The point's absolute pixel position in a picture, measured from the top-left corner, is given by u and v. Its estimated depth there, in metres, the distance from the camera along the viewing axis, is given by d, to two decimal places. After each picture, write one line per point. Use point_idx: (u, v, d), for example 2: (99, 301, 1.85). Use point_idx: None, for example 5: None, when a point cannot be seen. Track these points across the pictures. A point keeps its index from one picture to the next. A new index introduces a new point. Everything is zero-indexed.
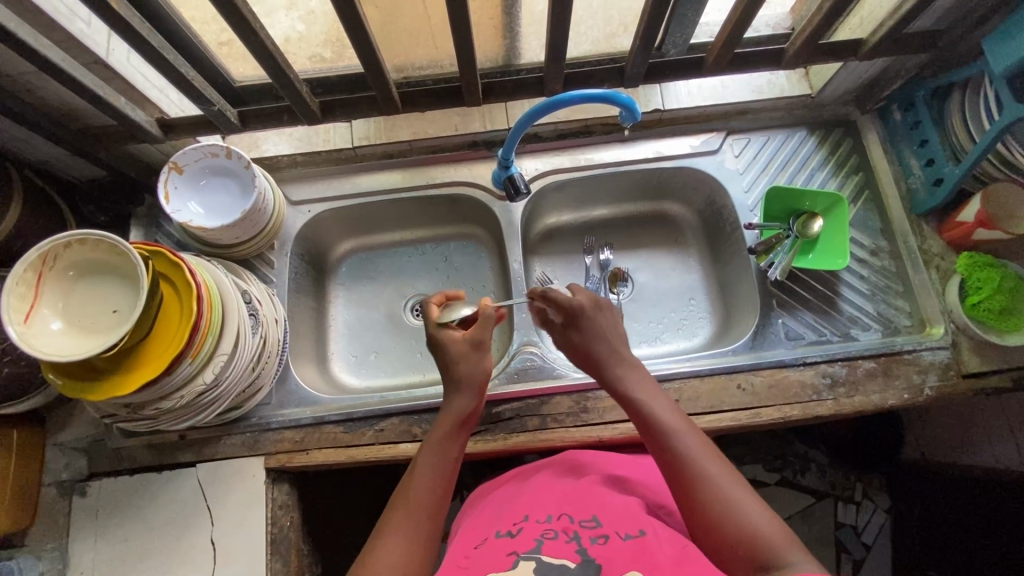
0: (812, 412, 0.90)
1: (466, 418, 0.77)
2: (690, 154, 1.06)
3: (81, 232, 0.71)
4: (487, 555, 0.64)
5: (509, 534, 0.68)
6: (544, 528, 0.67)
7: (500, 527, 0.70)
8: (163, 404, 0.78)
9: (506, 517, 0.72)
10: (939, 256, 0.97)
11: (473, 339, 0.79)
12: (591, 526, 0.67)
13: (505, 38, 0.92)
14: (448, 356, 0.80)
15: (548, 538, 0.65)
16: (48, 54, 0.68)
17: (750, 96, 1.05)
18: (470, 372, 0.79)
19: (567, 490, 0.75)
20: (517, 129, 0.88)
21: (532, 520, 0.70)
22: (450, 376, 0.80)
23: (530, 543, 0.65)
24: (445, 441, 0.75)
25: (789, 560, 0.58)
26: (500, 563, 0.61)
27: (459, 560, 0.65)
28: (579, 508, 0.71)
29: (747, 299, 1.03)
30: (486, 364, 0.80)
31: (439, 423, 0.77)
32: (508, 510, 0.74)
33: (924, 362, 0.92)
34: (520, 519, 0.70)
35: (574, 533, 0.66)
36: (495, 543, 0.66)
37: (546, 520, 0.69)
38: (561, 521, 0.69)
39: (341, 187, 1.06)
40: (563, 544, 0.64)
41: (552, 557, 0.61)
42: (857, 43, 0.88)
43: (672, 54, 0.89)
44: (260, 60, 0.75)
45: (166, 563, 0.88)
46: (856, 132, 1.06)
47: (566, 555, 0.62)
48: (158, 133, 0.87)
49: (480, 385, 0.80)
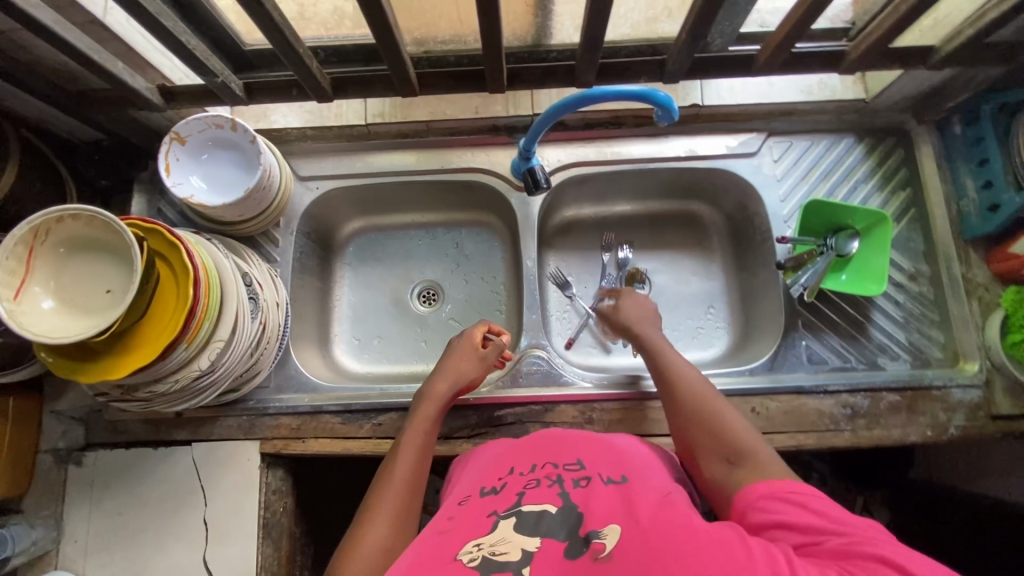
0: (828, 443, 0.86)
1: (445, 406, 0.81)
2: (726, 156, 0.98)
3: (74, 207, 0.67)
4: (468, 517, 0.60)
5: (493, 490, 0.65)
6: (528, 478, 0.65)
7: (484, 484, 0.67)
8: (156, 387, 0.75)
9: (489, 473, 0.70)
10: (983, 286, 0.91)
11: (488, 355, 0.86)
12: (575, 471, 0.65)
13: (538, 15, 0.83)
14: (452, 350, 0.86)
15: (531, 486, 0.63)
16: (38, 15, 0.63)
17: (798, 96, 0.97)
18: (463, 374, 0.84)
19: (545, 440, 0.73)
20: (542, 121, 0.81)
21: (516, 472, 0.67)
22: (445, 362, 0.85)
23: (511, 498, 0.62)
24: (424, 424, 0.77)
25: (760, 461, 0.64)
26: (478, 527, 0.58)
27: (439, 525, 0.61)
28: (564, 454, 0.69)
29: (771, 316, 0.97)
30: (477, 375, 0.85)
31: (420, 406, 0.80)
32: (489, 466, 0.72)
33: (953, 399, 0.87)
34: (505, 473, 0.68)
35: (558, 479, 0.64)
36: (478, 501, 0.63)
37: (529, 470, 0.67)
38: (545, 468, 0.67)
39: (351, 165, 1.00)
40: (546, 489, 0.62)
41: (533, 506, 0.59)
42: (928, 50, 0.79)
43: (717, 45, 0.80)
44: (265, 32, 0.69)
45: (158, 540, 0.88)
46: (909, 143, 0.97)
47: (548, 501, 0.60)
48: (158, 101, 0.82)
49: (462, 386, 0.84)
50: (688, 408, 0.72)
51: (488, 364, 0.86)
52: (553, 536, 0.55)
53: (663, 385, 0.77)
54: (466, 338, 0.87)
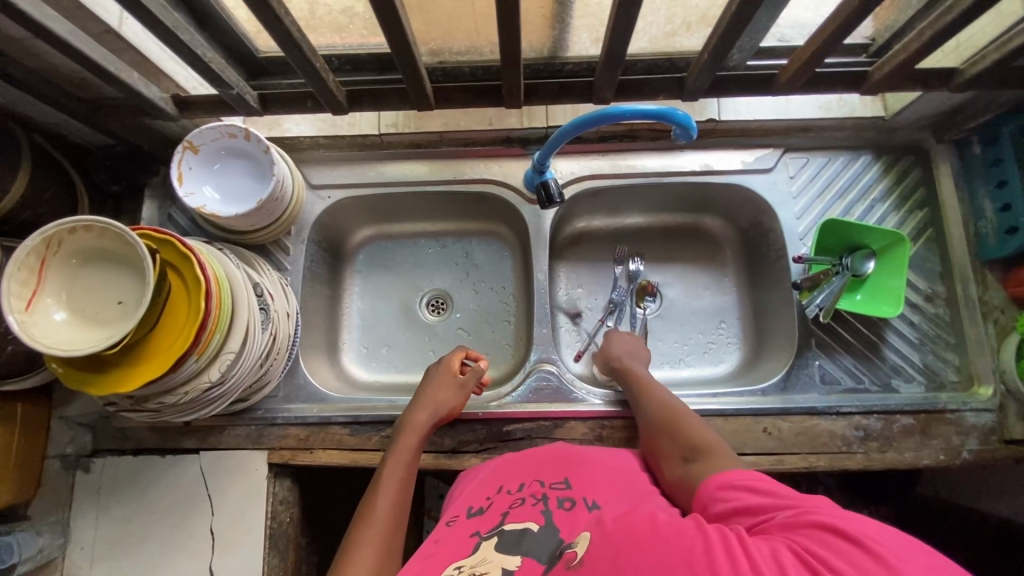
0: (839, 465, 0.85)
1: (425, 435, 0.81)
2: (741, 171, 0.97)
3: (87, 218, 0.67)
4: (454, 538, 0.61)
5: (479, 511, 0.65)
6: (513, 498, 0.65)
7: (473, 504, 0.67)
8: (166, 399, 0.75)
9: (479, 492, 0.70)
10: (999, 309, 0.90)
11: (467, 382, 0.87)
12: (561, 489, 0.65)
13: (554, 28, 0.82)
14: (431, 379, 0.87)
15: (515, 505, 0.63)
16: (53, 27, 0.62)
17: (816, 112, 0.95)
18: (443, 402, 0.84)
19: (534, 459, 0.73)
20: (559, 137, 0.81)
21: (504, 492, 0.67)
22: (425, 391, 0.85)
23: (495, 517, 0.62)
24: (404, 455, 0.78)
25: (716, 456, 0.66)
26: (461, 548, 0.58)
27: (426, 547, 0.61)
28: (551, 473, 0.68)
29: (784, 334, 0.96)
30: (457, 402, 0.85)
31: (401, 437, 0.81)
32: (479, 486, 0.71)
33: (967, 423, 0.87)
34: (494, 493, 0.68)
35: (542, 497, 0.63)
36: (464, 522, 0.63)
37: (517, 489, 0.67)
38: (531, 486, 0.66)
39: (363, 174, 1.00)
40: (529, 508, 0.62)
41: (515, 524, 0.59)
42: (952, 72, 0.77)
43: (736, 59, 0.78)
44: (281, 44, 0.68)
45: (165, 548, 0.88)
46: (927, 161, 0.96)
47: (531, 518, 0.60)
48: (172, 111, 0.81)
49: (443, 413, 0.84)
50: (657, 423, 0.76)
51: (467, 391, 0.87)
52: (532, 553, 0.55)
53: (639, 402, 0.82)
54: (443, 364, 0.88)
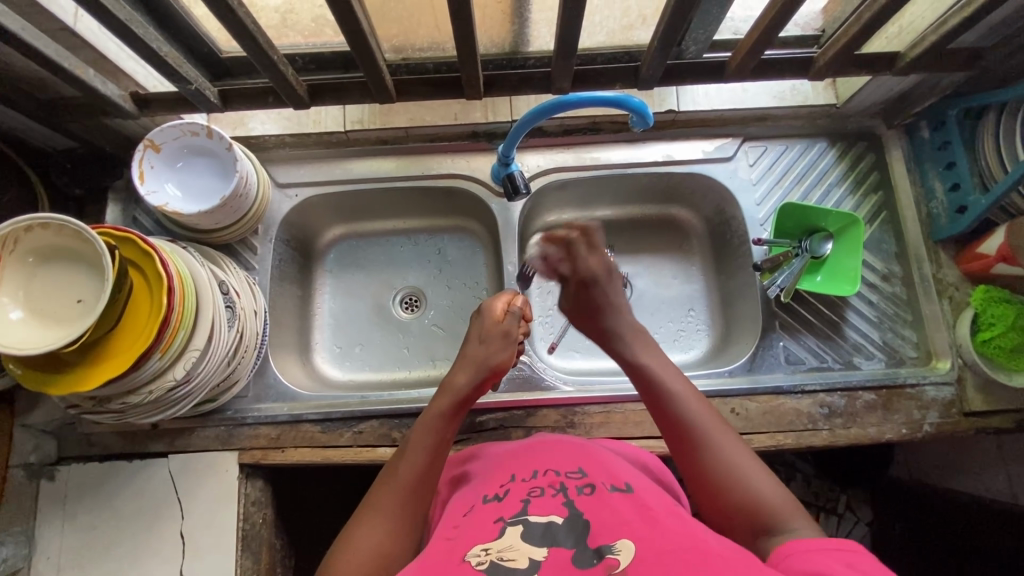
0: (805, 443, 0.87)
1: (462, 400, 0.74)
2: (702, 160, 1.00)
3: (42, 215, 0.66)
4: (473, 523, 0.58)
5: (496, 498, 0.61)
6: (530, 486, 0.62)
7: (487, 491, 0.64)
8: (130, 399, 0.74)
9: (492, 479, 0.66)
10: (954, 286, 0.93)
11: (504, 329, 0.81)
12: (577, 477, 0.62)
13: (514, 23, 0.84)
14: (471, 334, 0.81)
15: (534, 494, 0.60)
16: (5, 23, 0.62)
17: (772, 102, 0.98)
18: (482, 357, 0.78)
19: (545, 448, 0.70)
20: (520, 127, 0.82)
21: (518, 480, 0.64)
22: (465, 352, 0.80)
23: (516, 505, 0.59)
24: (435, 417, 0.71)
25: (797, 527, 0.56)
26: (485, 533, 0.55)
27: (445, 532, 0.58)
28: (567, 463, 0.66)
29: (749, 317, 0.98)
30: (500, 357, 0.79)
31: (437, 398, 0.74)
32: (490, 475, 0.68)
33: (926, 397, 0.89)
34: (507, 481, 0.64)
35: (561, 486, 0.61)
36: (482, 509, 0.60)
37: (531, 478, 0.64)
38: (547, 476, 0.63)
39: (331, 172, 1.00)
40: (550, 498, 0.59)
41: (539, 516, 0.56)
42: (893, 56, 0.81)
43: (691, 52, 0.82)
44: (238, 39, 0.68)
45: (134, 554, 0.86)
46: (879, 146, 1.00)
47: (554, 510, 0.57)
48: (131, 109, 0.81)
49: (484, 373, 0.77)
50: (702, 467, 0.63)
51: (511, 343, 0.81)
52: (558, 542, 0.53)
53: (668, 427, 0.67)
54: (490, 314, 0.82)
